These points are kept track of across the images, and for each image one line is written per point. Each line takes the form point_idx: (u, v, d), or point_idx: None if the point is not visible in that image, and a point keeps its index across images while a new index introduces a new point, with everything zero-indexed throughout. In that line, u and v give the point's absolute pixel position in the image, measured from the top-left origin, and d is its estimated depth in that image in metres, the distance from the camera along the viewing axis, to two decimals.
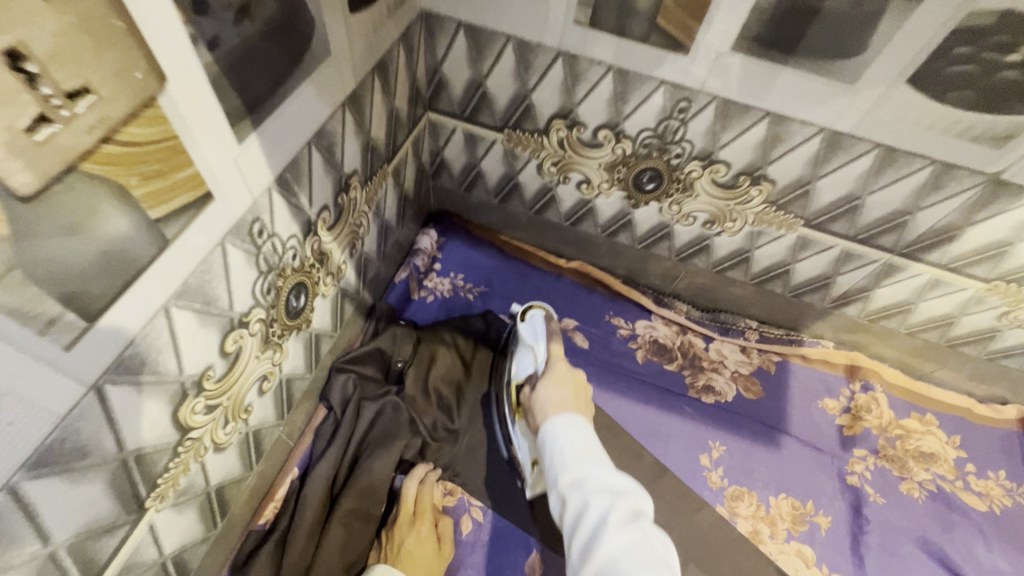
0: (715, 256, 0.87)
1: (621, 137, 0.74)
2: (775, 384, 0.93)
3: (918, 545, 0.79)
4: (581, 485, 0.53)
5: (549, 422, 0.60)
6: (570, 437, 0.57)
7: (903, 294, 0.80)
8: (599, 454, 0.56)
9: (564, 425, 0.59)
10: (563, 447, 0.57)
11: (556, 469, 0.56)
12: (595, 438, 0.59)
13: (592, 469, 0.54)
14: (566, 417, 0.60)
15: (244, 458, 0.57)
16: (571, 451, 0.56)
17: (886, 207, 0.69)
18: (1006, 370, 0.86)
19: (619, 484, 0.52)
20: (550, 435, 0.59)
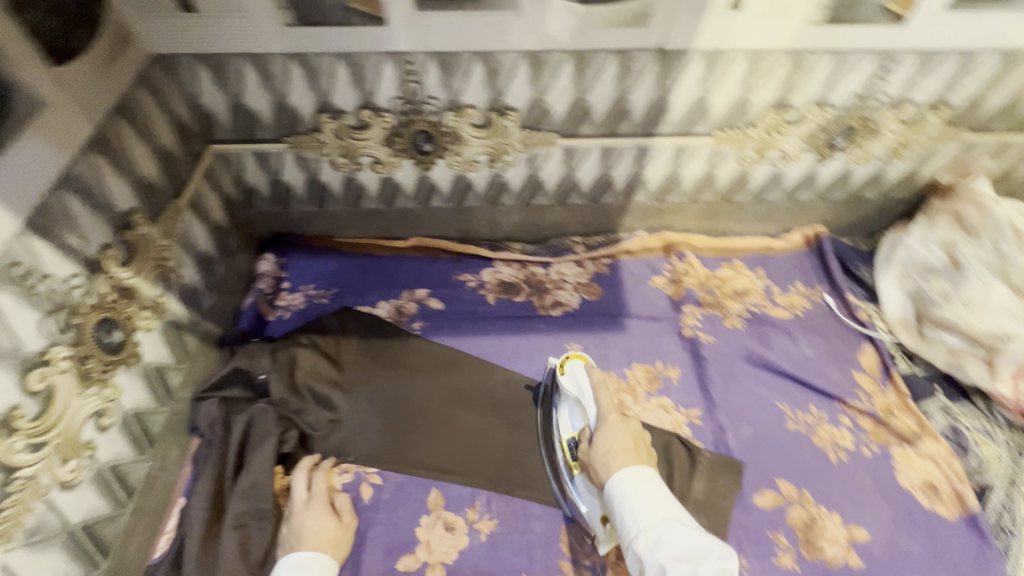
0: (515, 190, 0.97)
1: (379, 112, 0.82)
2: (611, 281, 1.05)
3: (746, 363, 0.93)
4: (658, 545, 0.58)
5: (615, 474, 0.66)
6: (640, 492, 0.63)
7: (665, 168, 0.95)
8: (671, 512, 0.61)
9: (632, 481, 0.65)
10: (636, 505, 0.62)
11: (631, 529, 0.61)
12: (668, 495, 0.64)
13: (667, 529, 0.59)
14: (631, 470, 0.66)
15: (105, 495, 0.63)
16: (647, 507, 0.61)
17: (606, 100, 0.82)
18: (773, 203, 1.04)
19: (694, 540, 0.57)
20: (617, 491, 0.65)
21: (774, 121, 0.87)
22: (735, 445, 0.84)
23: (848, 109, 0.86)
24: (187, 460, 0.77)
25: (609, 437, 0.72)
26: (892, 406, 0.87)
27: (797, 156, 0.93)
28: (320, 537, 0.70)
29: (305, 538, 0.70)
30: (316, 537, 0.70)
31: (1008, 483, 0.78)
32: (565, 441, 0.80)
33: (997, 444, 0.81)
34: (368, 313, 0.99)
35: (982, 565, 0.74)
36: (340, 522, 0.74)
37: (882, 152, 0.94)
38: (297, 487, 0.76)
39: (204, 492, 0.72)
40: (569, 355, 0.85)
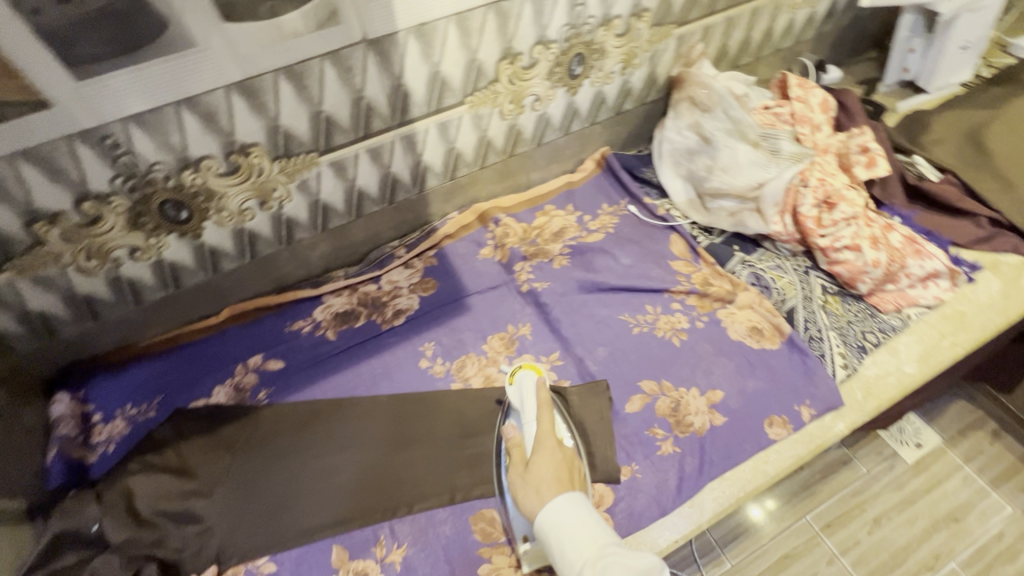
0: (305, 221, 0.94)
1: (104, 198, 0.74)
2: (441, 269, 1.05)
3: (583, 292, 0.98)
4: (606, 575, 0.56)
5: (546, 504, 0.63)
6: (579, 523, 0.61)
7: (439, 147, 0.96)
8: (612, 540, 0.60)
9: (567, 513, 0.62)
10: (576, 539, 0.60)
11: (575, 566, 0.58)
12: (601, 515, 0.63)
13: (611, 555, 0.58)
14: (564, 498, 0.63)
15: None
16: (588, 539, 0.59)
17: (344, 105, 0.81)
18: (553, 143, 1.10)
19: (641, 563, 0.56)
20: (551, 526, 0.62)
21: (512, 71, 0.91)
22: (595, 368, 0.89)
23: (569, 40, 0.92)
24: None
25: (544, 468, 0.67)
26: (707, 277, 0.98)
27: (549, 96, 0.99)
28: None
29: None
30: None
31: (804, 300, 0.92)
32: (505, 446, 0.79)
33: (788, 273, 0.95)
34: (205, 405, 0.90)
35: (808, 374, 0.86)
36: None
37: (617, 66, 1.02)
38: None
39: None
40: (521, 366, 0.82)
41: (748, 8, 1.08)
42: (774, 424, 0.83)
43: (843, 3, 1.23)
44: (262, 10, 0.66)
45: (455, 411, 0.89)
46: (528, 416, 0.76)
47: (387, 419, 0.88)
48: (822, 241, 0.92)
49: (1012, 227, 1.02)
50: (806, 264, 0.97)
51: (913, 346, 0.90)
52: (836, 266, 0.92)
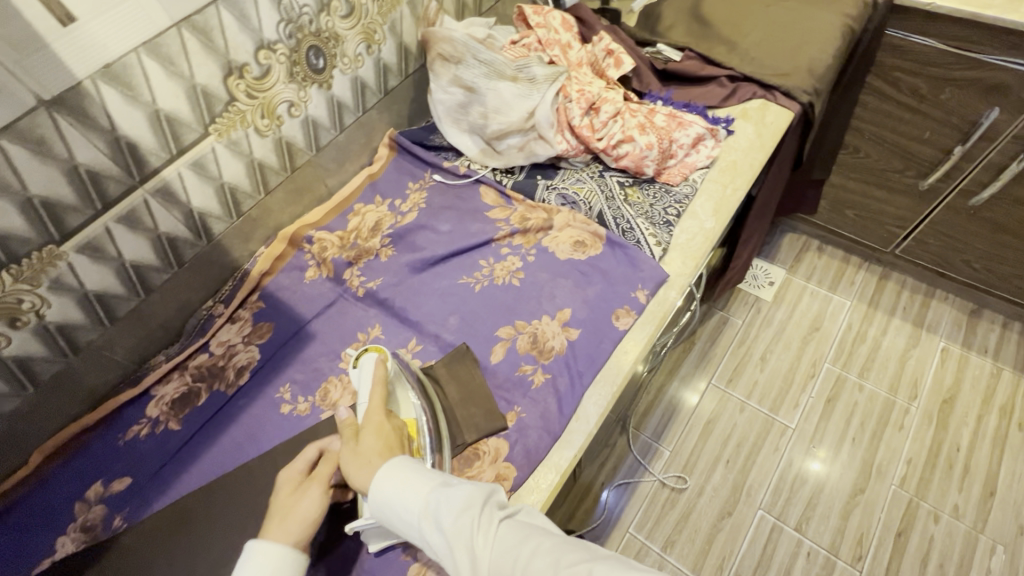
0: (82, 320, 0.82)
1: None
2: (270, 309, 0.98)
3: (417, 273, 0.98)
4: (436, 521, 0.59)
5: (376, 477, 0.65)
6: (403, 482, 0.63)
7: (205, 189, 0.88)
8: (435, 484, 0.63)
9: (391, 483, 0.64)
10: (405, 500, 0.62)
11: (412, 523, 0.62)
12: (425, 465, 0.66)
13: (436, 499, 0.61)
14: (389, 465, 0.65)
15: None
16: (414, 495, 0.62)
17: (58, 182, 0.70)
18: (334, 142, 1.06)
19: (462, 494, 0.61)
20: (379, 497, 0.64)
21: (246, 85, 0.85)
22: (452, 337, 0.90)
23: (293, 36, 0.88)
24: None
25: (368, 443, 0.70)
26: (524, 213, 1.01)
27: (303, 97, 0.95)
28: (286, 521, 0.67)
29: (265, 536, 0.65)
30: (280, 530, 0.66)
31: (608, 201, 1.00)
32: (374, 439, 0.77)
33: (587, 183, 1.02)
34: (52, 564, 0.77)
35: (633, 262, 0.94)
36: (299, 495, 0.70)
37: (361, 47, 1.00)
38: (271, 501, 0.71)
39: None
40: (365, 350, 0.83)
41: None
42: (620, 316, 0.90)
43: None
44: None
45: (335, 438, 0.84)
46: (364, 390, 0.77)
47: (267, 480, 0.82)
48: (600, 144, 0.99)
49: (746, 77, 1.18)
50: (600, 169, 1.04)
51: (706, 204, 1.02)
52: (622, 160, 1.00)
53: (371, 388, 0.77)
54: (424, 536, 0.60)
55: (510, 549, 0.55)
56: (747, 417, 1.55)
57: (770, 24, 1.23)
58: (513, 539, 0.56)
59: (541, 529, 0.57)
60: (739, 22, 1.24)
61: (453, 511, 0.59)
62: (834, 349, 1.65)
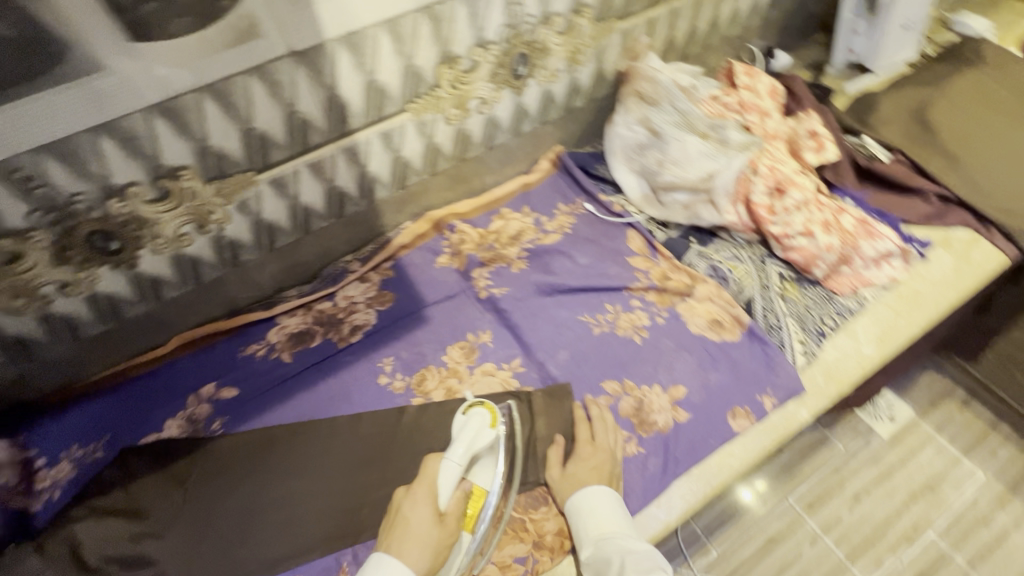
0: (249, 242, 0.90)
1: (24, 235, 0.69)
2: (398, 281, 1.02)
3: (542, 295, 0.97)
4: (604, 549, 0.67)
5: (584, 491, 0.73)
6: (592, 505, 0.71)
7: (384, 157, 0.93)
8: (617, 525, 0.69)
9: (585, 498, 0.72)
10: (593, 517, 0.70)
11: (582, 537, 0.70)
12: (621, 502, 0.73)
13: (612, 537, 0.68)
14: (592, 490, 0.73)
15: None
16: (603, 520, 0.70)
17: (277, 120, 0.78)
18: (505, 145, 1.08)
19: (641, 547, 0.67)
20: (577, 504, 0.72)
21: (453, 75, 0.89)
22: (557, 372, 0.89)
23: (509, 41, 0.90)
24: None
25: (416, 516, 0.68)
26: (666, 272, 0.97)
27: (495, 97, 0.97)
28: (422, 552, 0.65)
29: (400, 558, 0.64)
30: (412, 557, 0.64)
31: (762, 289, 0.92)
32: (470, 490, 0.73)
33: (745, 262, 0.95)
34: (156, 440, 0.87)
35: (769, 363, 0.86)
36: (440, 531, 0.67)
37: (563, 63, 1.01)
38: (408, 511, 0.68)
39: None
40: (482, 403, 0.79)
41: None
42: (737, 415, 0.83)
43: None
44: (173, 26, 0.62)
45: (417, 425, 0.86)
46: (460, 446, 0.73)
47: (346, 439, 0.85)
48: (774, 229, 0.92)
49: (960, 201, 1.03)
50: (763, 252, 0.96)
51: (870, 327, 0.90)
52: (790, 253, 0.92)
53: (464, 449, 0.73)
54: (586, 554, 0.68)
55: None
56: (817, 554, 1.38)
57: (1008, 150, 1.07)
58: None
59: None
60: (970, 137, 1.09)
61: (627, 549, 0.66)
62: (946, 520, 1.42)
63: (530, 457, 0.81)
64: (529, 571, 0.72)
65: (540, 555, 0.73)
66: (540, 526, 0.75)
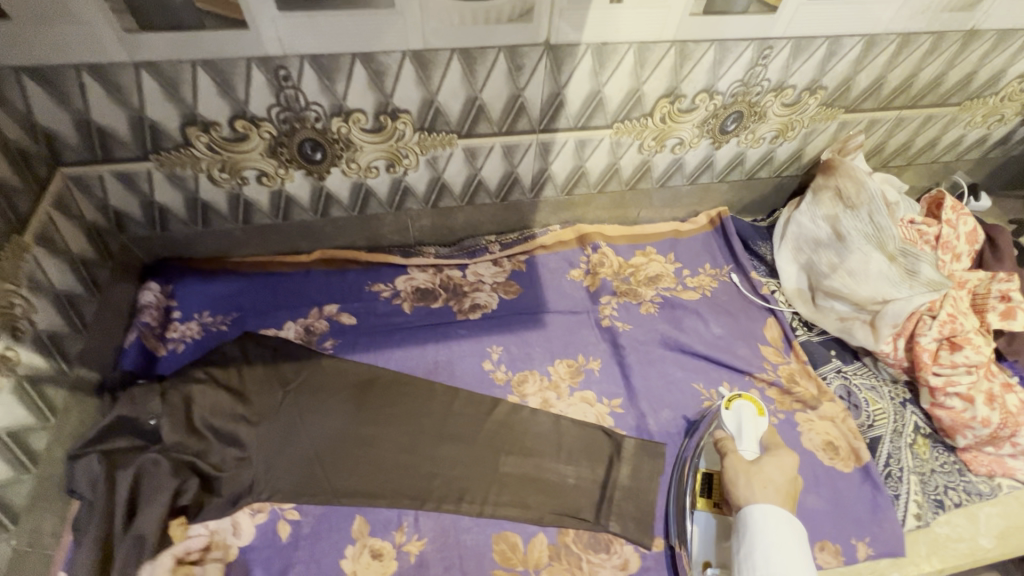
0: (419, 193, 0.94)
1: (257, 122, 0.75)
2: (528, 278, 1.03)
3: (663, 347, 0.95)
4: None
5: (763, 508, 0.64)
6: (777, 539, 0.61)
7: (570, 161, 0.94)
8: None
9: (769, 528, 0.62)
10: (777, 549, 0.60)
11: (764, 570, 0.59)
12: (797, 531, 0.62)
13: None
14: (768, 510, 0.64)
15: None
16: (789, 561, 0.59)
17: (501, 98, 0.80)
18: (676, 188, 1.06)
19: None
20: (757, 531, 0.62)
21: (669, 110, 0.88)
22: (655, 428, 0.87)
23: (735, 96, 0.89)
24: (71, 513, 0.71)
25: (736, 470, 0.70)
26: (794, 373, 0.93)
27: (693, 143, 0.96)
28: (767, 491, 0.66)
29: (758, 503, 0.65)
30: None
31: (893, 434, 0.87)
32: (698, 475, 0.79)
33: (883, 399, 0.90)
34: (274, 336, 0.91)
35: (875, 511, 0.80)
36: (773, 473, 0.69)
37: (770, 134, 0.98)
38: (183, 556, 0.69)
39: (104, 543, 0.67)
40: (741, 395, 0.81)
41: (924, 113, 1.02)
42: (824, 550, 0.77)
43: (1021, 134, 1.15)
44: None
45: (505, 424, 0.86)
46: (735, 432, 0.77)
47: (437, 406, 0.87)
48: (934, 379, 0.85)
49: None
50: (904, 396, 0.91)
51: (994, 519, 0.83)
52: (938, 409, 0.86)
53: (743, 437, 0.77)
54: None
55: None
56: None
57: None
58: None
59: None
60: None
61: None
62: None
63: (605, 498, 0.80)
64: None
65: None
66: (594, 570, 0.75)
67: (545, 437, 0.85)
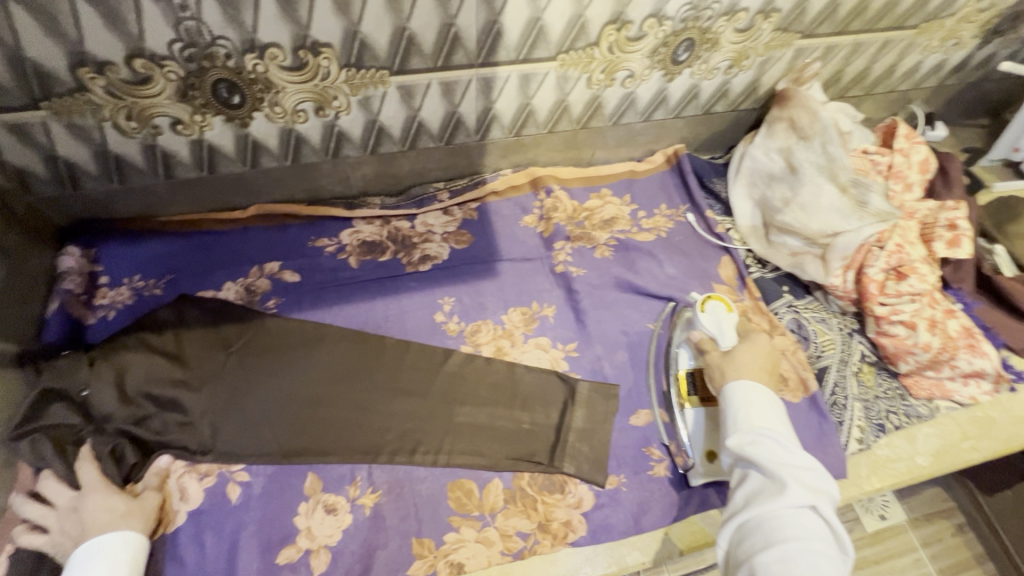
0: (357, 139, 0.88)
1: (159, 61, 0.68)
2: (480, 226, 0.99)
3: (619, 290, 0.94)
4: (764, 442, 0.62)
5: (738, 380, 0.70)
6: (749, 401, 0.67)
7: (515, 100, 0.89)
8: (774, 428, 0.64)
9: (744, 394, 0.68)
10: (746, 408, 0.66)
11: (734, 425, 0.66)
12: (773, 396, 0.68)
13: (762, 437, 0.63)
14: (743, 381, 0.70)
15: None
16: (758, 415, 0.65)
17: (431, 27, 0.74)
18: (630, 126, 1.02)
19: (803, 463, 0.60)
20: (732, 396, 0.69)
21: (616, 39, 0.83)
22: (610, 370, 0.87)
23: (684, 21, 0.84)
24: (16, 486, 0.69)
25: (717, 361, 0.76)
26: (747, 310, 0.93)
27: (644, 75, 0.91)
28: (748, 371, 0.72)
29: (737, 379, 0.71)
30: (104, 520, 0.65)
31: (840, 363, 0.89)
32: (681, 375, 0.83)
33: (831, 330, 0.91)
34: (211, 297, 0.87)
35: (821, 437, 0.83)
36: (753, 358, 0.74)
37: (724, 63, 0.94)
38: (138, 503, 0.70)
39: (49, 516, 0.66)
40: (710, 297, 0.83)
41: (881, 38, 0.99)
42: None
43: (978, 59, 1.13)
44: None
45: (458, 375, 0.85)
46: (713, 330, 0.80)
47: (387, 361, 0.85)
48: (880, 309, 0.86)
49: None
50: (852, 327, 0.92)
51: (932, 439, 0.86)
52: (883, 338, 0.87)
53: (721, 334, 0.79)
54: (733, 442, 0.65)
55: (804, 528, 0.54)
56: None
57: None
58: (816, 538, 0.54)
59: (842, 565, 0.54)
60: None
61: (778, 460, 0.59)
62: None
63: (559, 441, 0.81)
64: (526, 549, 0.73)
65: (542, 537, 0.74)
66: (549, 510, 0.76)
67: (499, 386, 0.85)
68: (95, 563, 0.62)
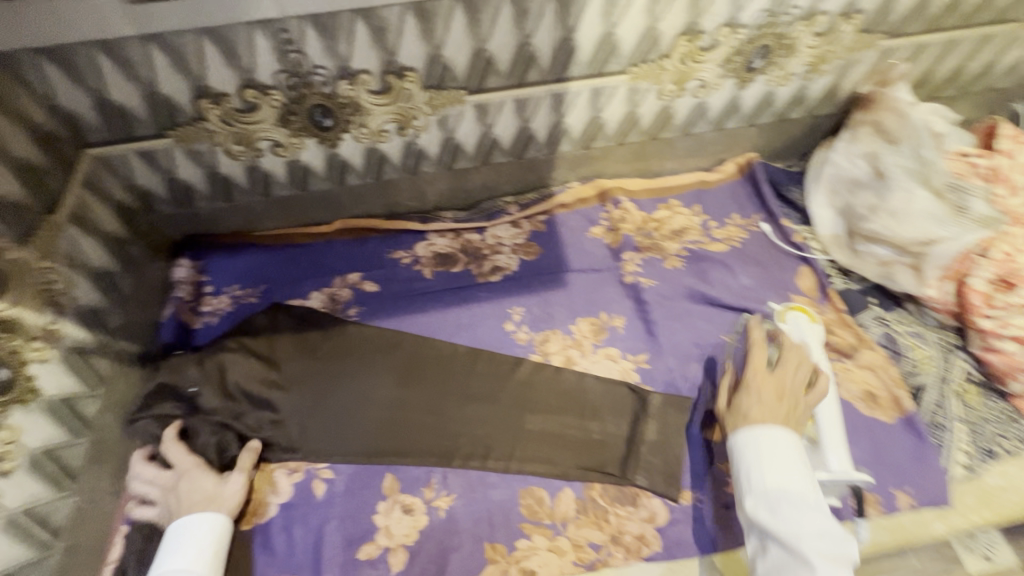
0: (434, 156, 0.93)
1: (265, 90, 0.75)
2: (548, 238, 1.01)
3: (690, 301, 0.93)
4: (783, 510, 0.62)
5: (743, 428, 0.69)
6: (765, 459, 0.66)
7: (586, 114, 0.91)
8: (794, 489, 0.63)
9: (759, 450, 0.67)
10: (761, 466, 0.65)
11: (748, 485, 0.66)
12: (791, 449, 0.66)
13: (779, 504, 0.63)
14: (752, 429, 0.68)
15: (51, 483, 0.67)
16: (774, 476, 0.64)
17: (508, 47, 0.77)
18: (700, 136, 1.01)
19: (828, 529, 0.60)
20: (746, 451, 0.67)
21: (688, 49, 0.84)
22: (682, 382, 0.86)
23: (760, 28, 0.83)
24: None
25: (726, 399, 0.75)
26: (831, 322, 0.88)
27: (717, 84, 0.91)
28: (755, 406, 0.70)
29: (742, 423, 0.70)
30: (196, 500, 0.71)
31: (939, 381, 0.82)
32: None
33: (928, 345, 0.85)
34: (300, 306, 0.93)
35: (920, 461, 0.77)
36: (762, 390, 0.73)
37: (801, 69, 0.92)
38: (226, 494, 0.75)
39: (158, 494, 0.73)
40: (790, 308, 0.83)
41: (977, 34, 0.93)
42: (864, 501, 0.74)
43: None
44: None
45: (528, 383, 0.86)
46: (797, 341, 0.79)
47: (460, 368, 0.88)
48: (985, 322, 0.81)
49: None
50: (953, 342, 0.86)
51: None
52: (990, 354, 0.81)
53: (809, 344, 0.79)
54: (750, 505, 0.64)
55: None
56: None
57: None
58: None
59: None
60: None
61: (795, 532, 0.60)
62: None
63: (631, 453, 0.80)
64: (599, 561, 0.72)
65: (614, 550, 0.73)
66: (622, 523, 0.75)
67: (569, 395, 0.85)
68: (185, 542, 0.68)
